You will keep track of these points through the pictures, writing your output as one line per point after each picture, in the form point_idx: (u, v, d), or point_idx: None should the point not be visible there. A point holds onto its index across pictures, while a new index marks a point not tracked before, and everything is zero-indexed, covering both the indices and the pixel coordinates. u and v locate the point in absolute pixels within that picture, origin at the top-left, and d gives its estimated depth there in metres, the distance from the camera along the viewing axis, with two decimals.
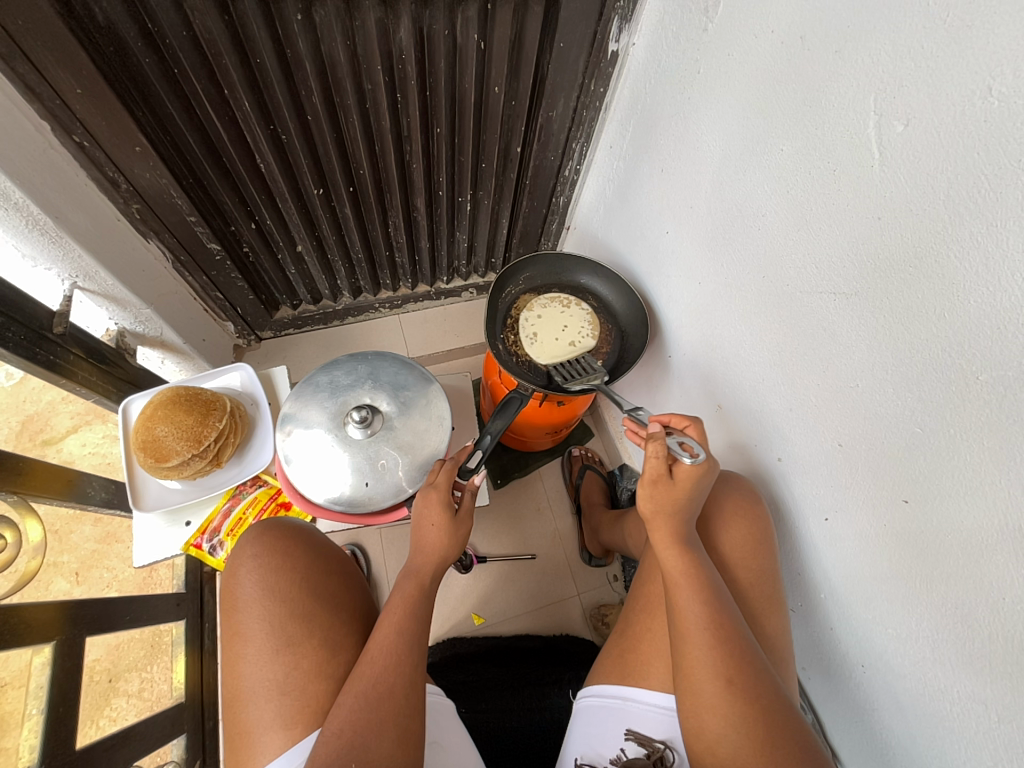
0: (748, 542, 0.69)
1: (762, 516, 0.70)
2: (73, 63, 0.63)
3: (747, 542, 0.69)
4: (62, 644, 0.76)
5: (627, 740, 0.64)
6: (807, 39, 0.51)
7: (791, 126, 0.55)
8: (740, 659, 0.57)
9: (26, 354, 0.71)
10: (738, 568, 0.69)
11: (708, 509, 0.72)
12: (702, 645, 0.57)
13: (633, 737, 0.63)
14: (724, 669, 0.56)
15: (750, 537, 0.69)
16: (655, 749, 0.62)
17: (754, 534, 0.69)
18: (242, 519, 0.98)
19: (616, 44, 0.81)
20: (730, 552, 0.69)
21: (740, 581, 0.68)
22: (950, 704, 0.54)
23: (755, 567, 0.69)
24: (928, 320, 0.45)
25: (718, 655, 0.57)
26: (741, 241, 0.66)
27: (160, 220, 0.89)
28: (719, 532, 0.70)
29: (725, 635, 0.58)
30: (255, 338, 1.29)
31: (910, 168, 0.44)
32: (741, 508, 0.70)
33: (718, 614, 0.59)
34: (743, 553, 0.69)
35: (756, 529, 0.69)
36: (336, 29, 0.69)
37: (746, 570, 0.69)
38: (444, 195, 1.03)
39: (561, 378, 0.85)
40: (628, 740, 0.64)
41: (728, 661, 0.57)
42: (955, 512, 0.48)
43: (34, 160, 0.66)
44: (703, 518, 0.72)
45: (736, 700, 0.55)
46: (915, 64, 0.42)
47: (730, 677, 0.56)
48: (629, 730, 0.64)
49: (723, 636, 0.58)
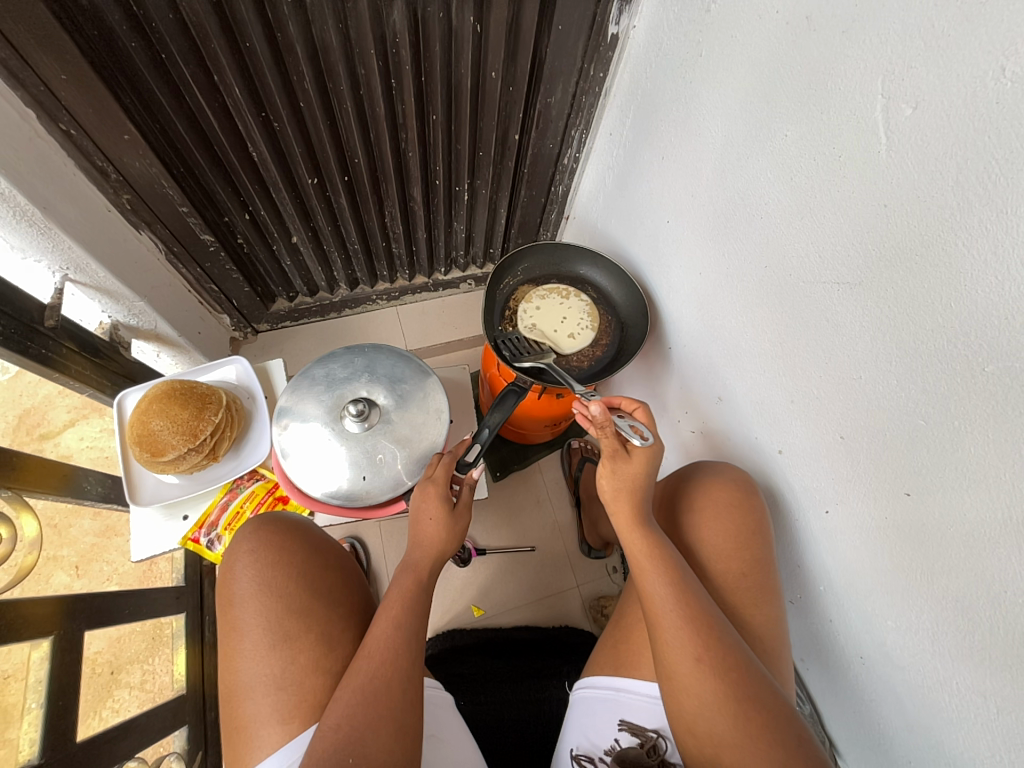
0: (741, 532, 0.69)
1: (757, 505, 0.70)
2: (57, 47, 0.61)
3: (740, 531, 0.69)
4: (60, 637, 0.76)
5: (621, 731, 0.64)
6: (813, 20, 0.50)
7: (796, 110, 0.54)
8: (712, 637, 0.57)
9: (17, 347, 0.70)
10: (732, 558, 0.68)
11: (699, 498, 0.72)
12: (669, 624, 0.58)
13: (626, 727, 0.64)
14: (695, 648, 0.56)
15: (742, 527, 0.69)
16: (648, 739, 0.62)
17: (748, 524, 0.69)
18: (239, 513, 0.99)
19: (615, 27, 0.78)
20: (722, 543, 0.69)
21: (734, 570, 0.68)
22: (950, 696, 0.54)
23: (747, 557, 0.68)
24: (934, 311, 0.44)
25: (689, 635, 0.57)
26: (743, 230, 0.65)
27: (152, 211, 0.88)
28: (709, 521, 0.70)
29: (694, 614, 0.58)
30: (252, 331, 1.28)
31: (918, 152, 0.43)
32: (735, 497, 0.70)
33: (684, 593, 0.59)
34: (737, 542, 0.69)
35: (751, 519, 0.69)
36: (328, 12, 0.67)
37: (739, 558, 0.68)
38: (441, 184, 1.02)
39: (509, 355, 0.84)
40: (621, 731, 0.64)
41: (696, 640, 0.56)
42: (956, 503, 0.47)
43: (19, 148, 0.64)
44: (696, 508, 0.72)
45: (707, 678, 0.55)
46: (925, 44, 0.41)
47: (699, 656, 0.56)
48: (622, 721, 0.65)
49: (691, 614, 0.58)
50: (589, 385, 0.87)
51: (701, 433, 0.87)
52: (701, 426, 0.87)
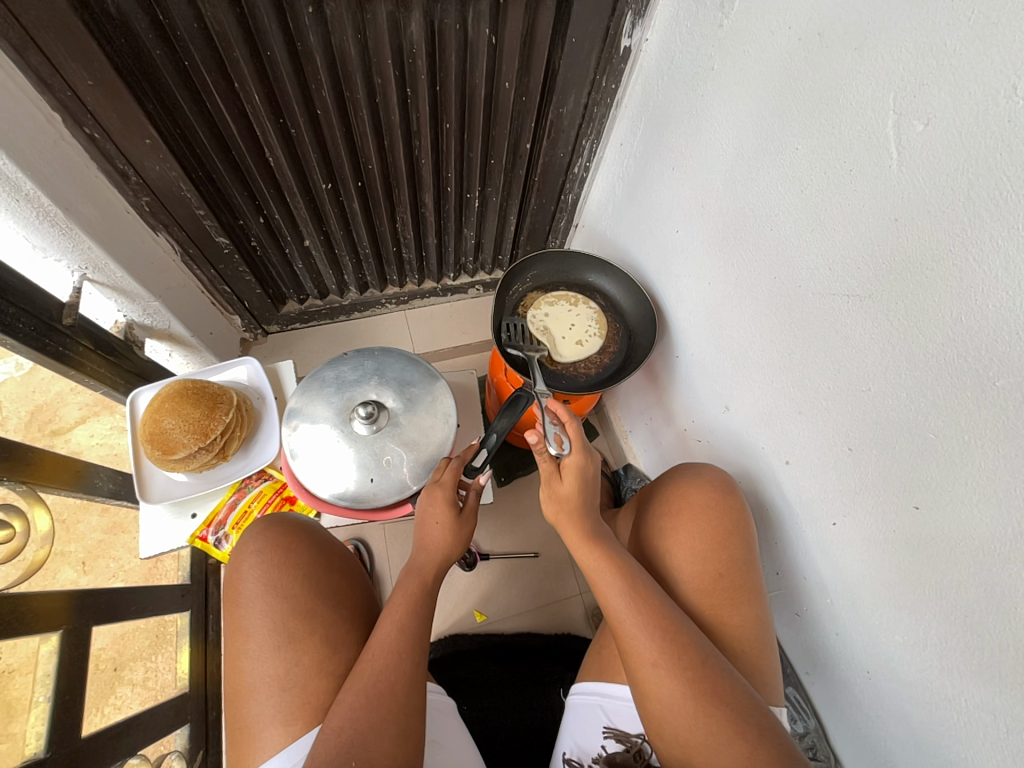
0: (719, 534, 0.69)
1: (735, 507, 0.70)
2: (84, 53, 0.63)
3: (716, 534, 0.69)
4: (68, 632, 0.77)
5: (607, 738, 0.66)
6: (825, 37, 0.50)
7: (807, 125, 0.54)
8: (671, 642, 0.57)
9: (35, 344, 0.72)
10: (709, 560, 0.68)
11: (677, 501, 0.72)
12: (626, 630, 0.59)
13: (612, 734, 0.65)
14: (650, 653, 0.57)
15: (720, 531, 0.69)
16: (633, 743, 0.64)
17: (724, 526, 0.69)
18: (247, 512, 1.01)
19: (628, 40, 0.79)
20: (701, 545, 0.69)
21: (710, 572, 0.68)
22: (957, 712, 0.54)
23: (724, 558, 0.68)
24: (944, 324, 0.44)
25: (643, 639, 0.58)
26: (753, 241, 0.65)
27: (169, 213, 0.89)
28: (686, 524, 0.70)
29: (647, 618, 0.59)
30: (262, 332, 1.30)
31: (929, 168, 0.43)
32: (711, 499, 0.70)
33: (636, 599, 0.60)
34: (715, 544, 0.68)
35: (735, 522, 0.69)
36: (348, 23, 0.69)
37: (716, 561, 0.68)
38: (452, 191, 1.03)
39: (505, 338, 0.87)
40: (606, 738, 0.66)
41: (651, 644, 0.57)
42: (963, 518, 0.47)
43: (44, 151, 0.66)
44: (674, 510, 0.72)
45: (663, 680, 0.56)
46: (938, 62, 0.41)
47: (654, 660, 0.57)
48: (608, 728, 0.66)
49: (645, 619, 0.59)
50: (597, 392, 0.88)
51: (707, 442, 0.87)
52: (708, 435, 0.86)
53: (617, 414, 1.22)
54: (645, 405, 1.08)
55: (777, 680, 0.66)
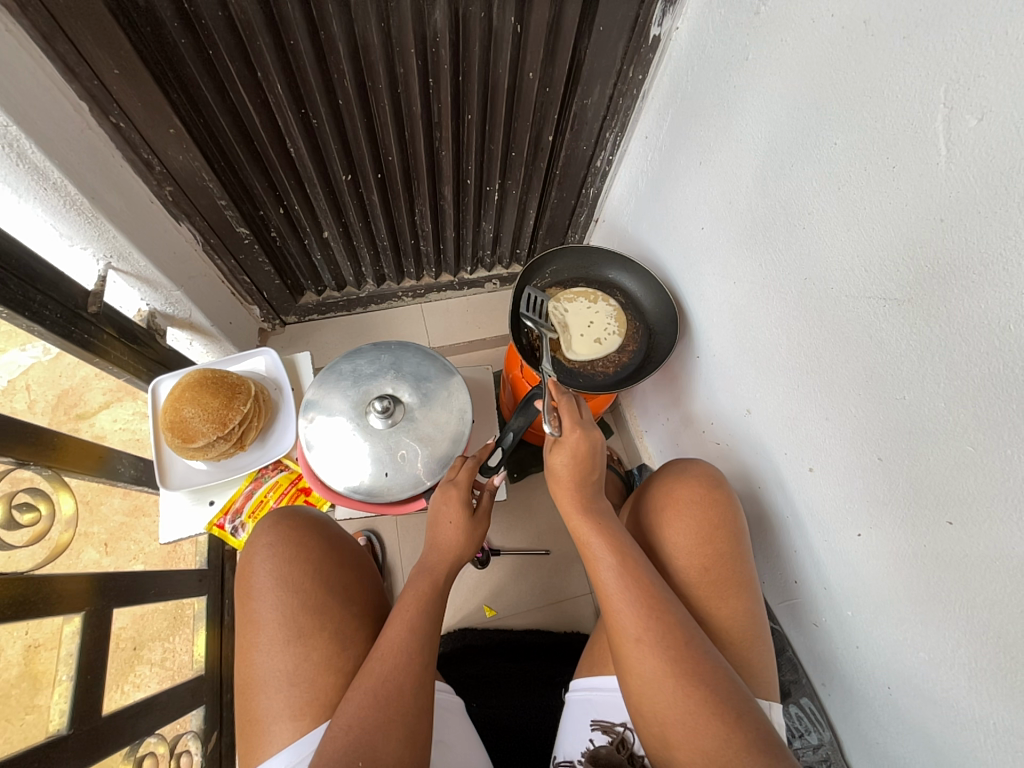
0: (705, 528, 0.67)
1: (722, 500, 0.68)
2: (112, 44, 0.63)
3: (703, 526, 0.67)
4: (91, 614, 0.79)
5: (594, 731, 0.65)
6: (872, 25, 0.47)
7: (846, 119, 0.52)
8: (657, 618, 0.56)
9: (60, 332, 0.73)
10: (697, 553, 0.67)
11: (663, 498, 0.71)
12: (614, 604, 0.58)
13: (599, 725, 0.65)
14: (635, 628, 0.56)
15: (706, 523, 0.67)
16: (617, 734, 0.63)
17: (710, 520, 0.67)
18: (263, 500, 1.03)
19: (658, 28, 0.77)
20: (688, 541, 0.67)
21: (697, 566, 0.67)
22: (984, 735, 0.52)
23: (712, 553, 0.67)
24: (991, 333, 0.42)
25: (629, 615, 0.57)
26: (783, 239, 0.63)
27: (192, 203, 0.90)
28: (673, 521, 0.69)
29: (636, 593, 0.58)
30: (280, 322, 1.31)
31: (981, 166, 0.41)
32: (698, 494, 0.69)
33: (628, 576, 0.59)
34: (701, 539, 0.67)
35: (720, 514, 0.68)
36: (371, 12, 0.68)
37: (703, 555, 0.67)
38: (472, 183, 1.02)
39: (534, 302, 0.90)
40: (594, 731, 0.65)
41: (636, 621, 0.56)
42: (1001, 536, 0.45)
43: (72, 141, 0.67)
44: (661, 507, 0.71)
45: (647, 656, 0.55)
46: (996, 52, 0.38)
47: (638, 636, 0.56)
48: (594, 722, 0.66)
49: (633, 594, 0.58)
50: (616, 390, 0.86)
51: (726, 445, 0.85)
52: (728, 439, 0.84)
53: (633, 412, 1.21)
54: (662, 406, 1.06)
55: (772, 674, 0.65)
